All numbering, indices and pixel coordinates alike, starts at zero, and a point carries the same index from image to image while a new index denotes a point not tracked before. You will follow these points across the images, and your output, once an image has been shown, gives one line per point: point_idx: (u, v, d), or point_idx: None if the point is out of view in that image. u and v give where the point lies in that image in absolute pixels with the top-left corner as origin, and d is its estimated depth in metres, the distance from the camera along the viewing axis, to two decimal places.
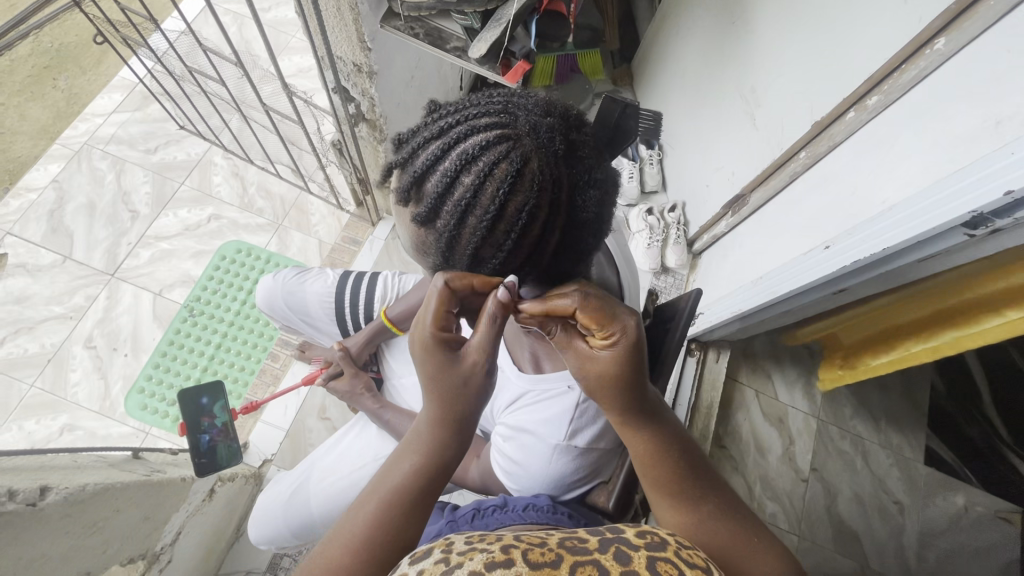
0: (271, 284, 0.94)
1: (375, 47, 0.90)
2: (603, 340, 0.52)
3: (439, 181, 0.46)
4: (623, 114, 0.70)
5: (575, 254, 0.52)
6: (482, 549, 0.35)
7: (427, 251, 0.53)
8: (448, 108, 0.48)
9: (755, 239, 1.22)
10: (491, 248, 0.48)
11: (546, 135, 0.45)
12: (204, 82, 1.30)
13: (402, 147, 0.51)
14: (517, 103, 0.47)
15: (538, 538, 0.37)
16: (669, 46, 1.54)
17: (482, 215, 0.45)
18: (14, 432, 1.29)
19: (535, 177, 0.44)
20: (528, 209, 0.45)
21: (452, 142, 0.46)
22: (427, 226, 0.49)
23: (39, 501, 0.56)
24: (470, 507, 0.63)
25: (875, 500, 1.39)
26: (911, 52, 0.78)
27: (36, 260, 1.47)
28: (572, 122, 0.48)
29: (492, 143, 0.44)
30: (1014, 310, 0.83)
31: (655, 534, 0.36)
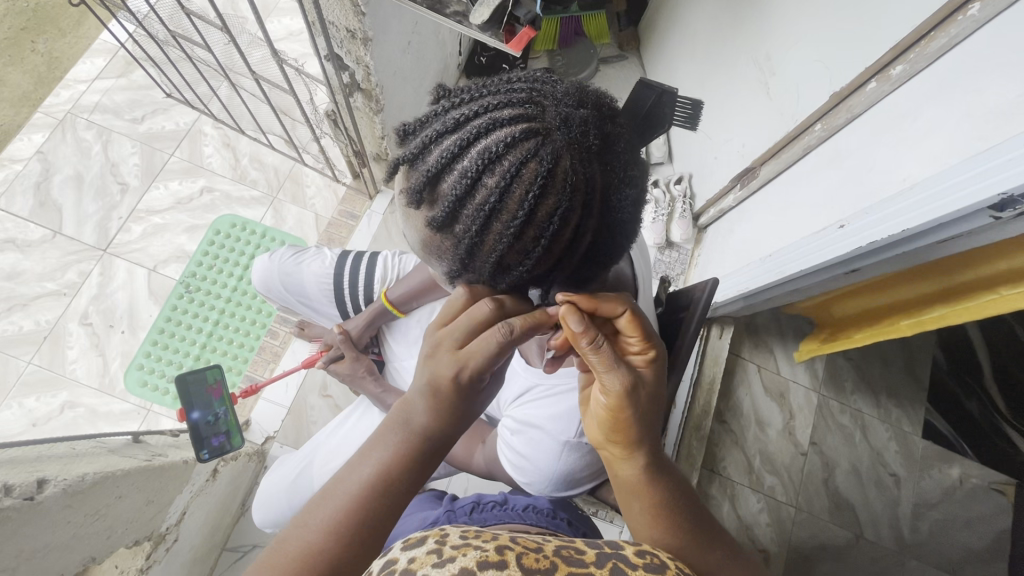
0: (269, 265, 0.91)
1: (369, 11, 0.84)
2: (644, 352, 0.53)
3: (457, 181, 0.41)
4: (658, 102, 0.67)
5: (604, 259, 0.48)
6: (476, 546, 0.34)
7: (441, 258, 0.47)
8: (464, 96, 0.43)
9: (765, 214, 1.18)
10: (516, 257, 0.44)
11: (579, 129, 0.40)
12: (189, 47, 1.24)
13: (408, 140, 0.45)
14: (542, 91, 0.42)
15: (534, 542, 0.36)
16: (678, 8, 1.46)
17: (509, 220, 0.41)
18: (14, 409, 1.29)
19: (568, 178, 0.39)
20: (560, 213, 0.40)
21: (471, 138, 0.41)
22: (443, 231, 0.44)
23: (37, 495, 0.55)
24: (471, 501, 0.65)
25: (872, 473, 1.41)
26: (941, 18, 0.73)
27: (25, 235, 1.43)
28: (606, 111, 0.43)
29: (519, 140, 0.39)
30: (1013, 290, 0.80)
31: (656, 558, 0.36)
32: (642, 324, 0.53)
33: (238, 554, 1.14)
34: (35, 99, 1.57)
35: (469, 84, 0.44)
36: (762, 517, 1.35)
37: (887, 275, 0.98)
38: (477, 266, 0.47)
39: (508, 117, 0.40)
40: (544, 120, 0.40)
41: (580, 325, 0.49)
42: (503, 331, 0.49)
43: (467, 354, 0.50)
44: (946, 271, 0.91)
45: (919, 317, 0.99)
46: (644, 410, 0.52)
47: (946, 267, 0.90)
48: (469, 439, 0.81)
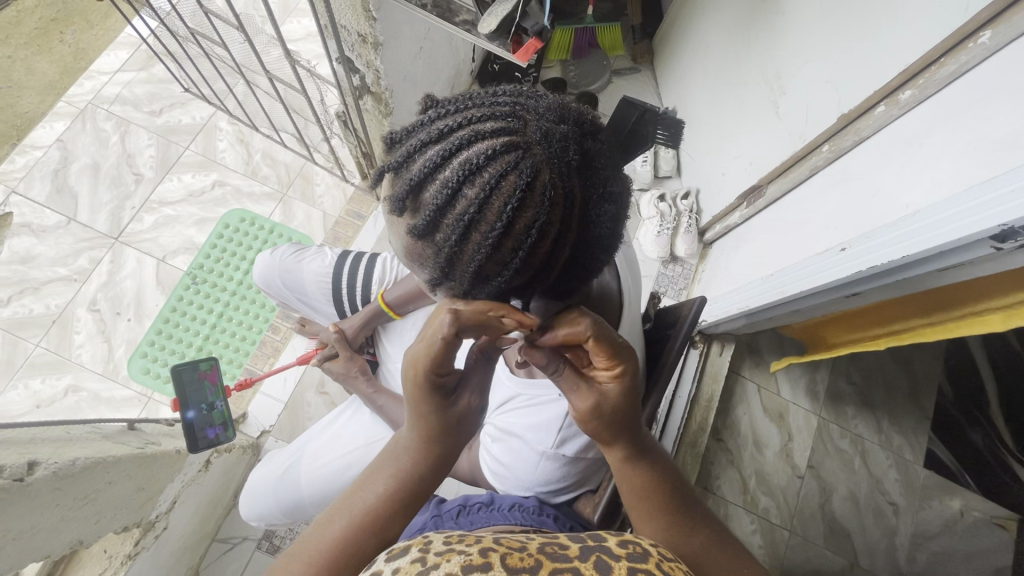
0: (269, 260, 0.92)
1: (380, 17, 0.86)
2: (612, 370, 0.50)
3: (438, 191, 0.42)
4: (641, 119, 0.70)
5: (583, 272, 0.48)
6: (460, 551, 0.34)
7: (422, 267, 0.48)
8: (449, 107, 0.43)
9: (770, 233, 1.18)
10: (494, 268, 0.44)
11: (559, 144, 0.41)
12: (208, 44, 1.27)
13: (395, 148, 0.46)
14: (526, 105, 0.42)
15: (518, 541, 0.36)
16: (692, 22, 1.46)
17: (487, 232, 0.41)
18: (21, 390, 1.32)
19: (546, 193, 0.40)
20: (538, 226, 0.41)
21: (453, 149, 0.41)
22: (423, 240, 0.45)
23: (27, 476, 0.56)
24: (456, 503, 0.63)
25: (870, 500, 1.38)
26: (952, 45, 0.73)
27: (41, 220, 1.46)
28: (587, 127, 0.43)
29: (499, 152, 0.40)
30: (992, 313, 0.82)
31: (637, 546, 0.35)
32: (609, 344, 0.48)
33: (227, 546, 1.16)
34: (60, 88, 1.62)
35: (455, 95, 0.45)
36: (755, 539, 1.33)
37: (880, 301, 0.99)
38: (458, 276, 0.47)
39: (490, 130, 0.41)
40: (525, 133, 0.41)
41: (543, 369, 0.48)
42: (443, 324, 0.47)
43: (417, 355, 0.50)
44: (944, 299, 0.91)
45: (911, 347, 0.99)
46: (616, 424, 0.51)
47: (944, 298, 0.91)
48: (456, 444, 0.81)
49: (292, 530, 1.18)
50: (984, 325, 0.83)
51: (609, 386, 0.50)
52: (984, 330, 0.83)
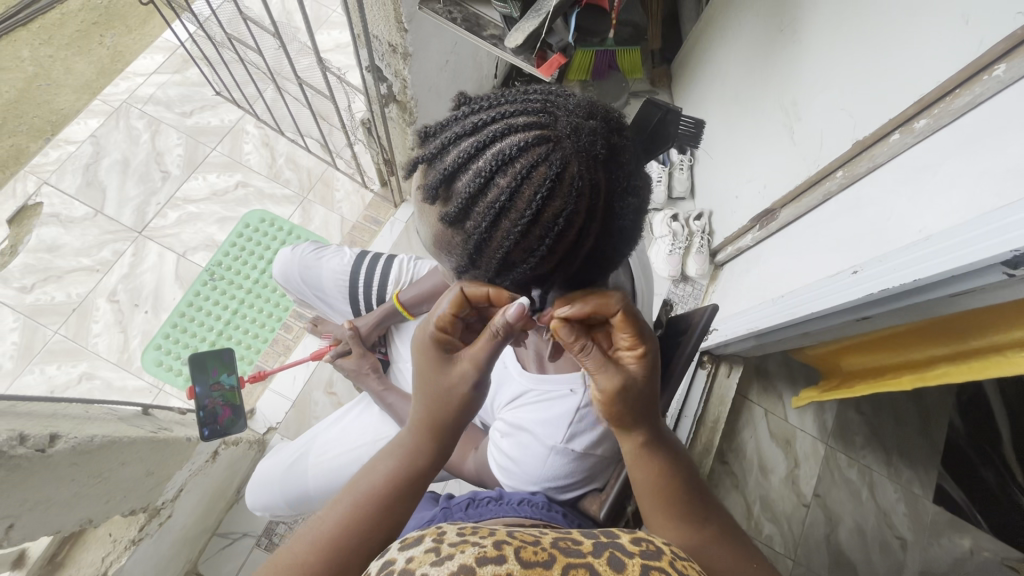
0: (289, 256, 0.94)
1: (411, 29, 0.90)
2: (636, 349, 0.52)
3: (471, 180, 0.44)
4: (663, 120, 0.73)
5: (603, 264, 0.50)
6: (474, 543, 0.35)
7: (451, 255, 0.50)
8: (482, 103, 0.45)
9: (782, 255, 1.18)
10: (521, 254, 0.45)
11: (587, 138, 0.43)
12: (243, 50, 1.33)
13: (428, 141, 0.48)
14: (556, 102, 0.44)
15: (531, 537, 0.37)
16: (711, 48, 1.49)
17: (516, 219, 0.43)
18: (36, 375, 1.34)
19: (575, 183, 0.42)
20: (565, 215, 0.42)
21: (487, 141, 0.43)
22: (454, 227, 0.46)
23: (48, 448, 0.58)
24: (465, 497, 0.64)
25: (877, 533, 1.36)
26: (967, 76, 0.75)
27: (69, 211, 1.51)
28: (613, 124, 0.45)
29: (531, 144, 0.42)
30: (1015, 352, 0.82)
31: (650, 545, 0.36)
32: (633, 322, 0.52)
33: (226, 541, 1.16)
34: (95, 88, 1.76)
35: (488, 93, 0.47)
36: None
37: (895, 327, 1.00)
38: (485, 263, 0.49)
39: (522, 124, 0.43)
40: (556, 128, 0.42)
41: (570, 334, 0.51)
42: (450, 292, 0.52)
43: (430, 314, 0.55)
44: (960, 328, 0.92)
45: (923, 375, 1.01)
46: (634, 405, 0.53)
47: (960, 332, 0.92)
48: (462, 444, 0.82)
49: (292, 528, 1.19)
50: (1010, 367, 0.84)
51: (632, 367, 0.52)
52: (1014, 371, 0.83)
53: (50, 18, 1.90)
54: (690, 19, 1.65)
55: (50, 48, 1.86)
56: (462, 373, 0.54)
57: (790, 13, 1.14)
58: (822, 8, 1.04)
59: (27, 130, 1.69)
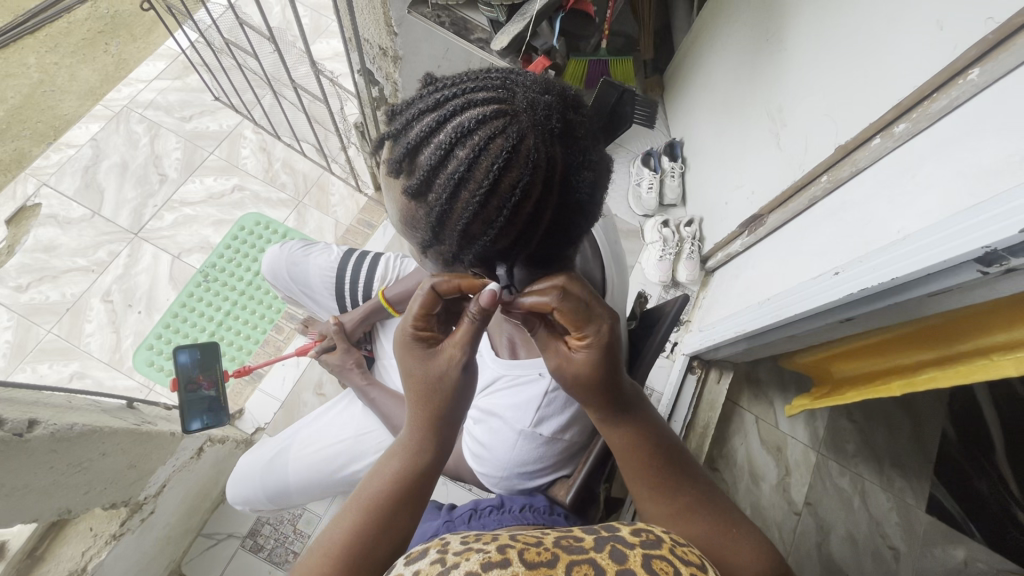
0: (277, 253, 0.95)
1: (401, 32, 0.93)
2: (582, 339, 0.53)
3: (432, 153, 0.45)
4: (619, 99, 0.78)
5: (564, 240, 0.51)
6: (478, 550, 0.34)
7: (413, 230, 0.51)
8: (444, 81, 0.47)
9: (769, 260, 1.19)
10: (480, 227, 0.46)
11: (543, 113, 0.44)
12: (242, 56, 1.37)
13: (394, 119, 0.49)
14: (516, 80, 0.46)
15: (534, 537, 0.36)
16: (701, 58, 1.52)
17: (475, 189, 0.44)
18: (28, 373, 1.35)
19: (530, 156, 0.43)
20: (522, 185, 0.43)
21: (447, 115, 0.45)
22: (417, 200, 0.47)
23: (26, 433, 0.58)
24: (468, 508, 0.63)
25: (869, 543, 1.34)
26: (944, 81, 0.77)
27: (66, 213, 1.53)
28: (571, 102, 0.47)
29: (489, 118, 0.43)
30: (1003, 357, 0.83)
31: (651, 533, 0.35)
32: (575, 309, 0.52)
33: (212, 542, 1.15)
34: (98, 94, 1.80)
35: (452, 73, 0.48)
36: None
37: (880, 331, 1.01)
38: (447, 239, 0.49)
39: (481, 99, 0.44)
40: (513, 103, 0.44)
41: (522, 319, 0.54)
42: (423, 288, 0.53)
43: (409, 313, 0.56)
44: (945, 333, 0.92)
45: (909, 379, 1.02)
46: (586, 387, 0.54)
47: (946, 335, 0.92)
48: None
49: (278, 529, 1.18)
50: (994, 372, 0.84)
51: (577, 354, 0.53)
52: (997, 375, 0.84)
53: (57, 26, 1.94)
54: (682, 29, 1.68)
55: (57, 54, 1.90)
56: (451, 355, 0.55)
57: (776, 22, 1.16)
58: (806, 18, 1.06)
59: (30, 134, 1.73)
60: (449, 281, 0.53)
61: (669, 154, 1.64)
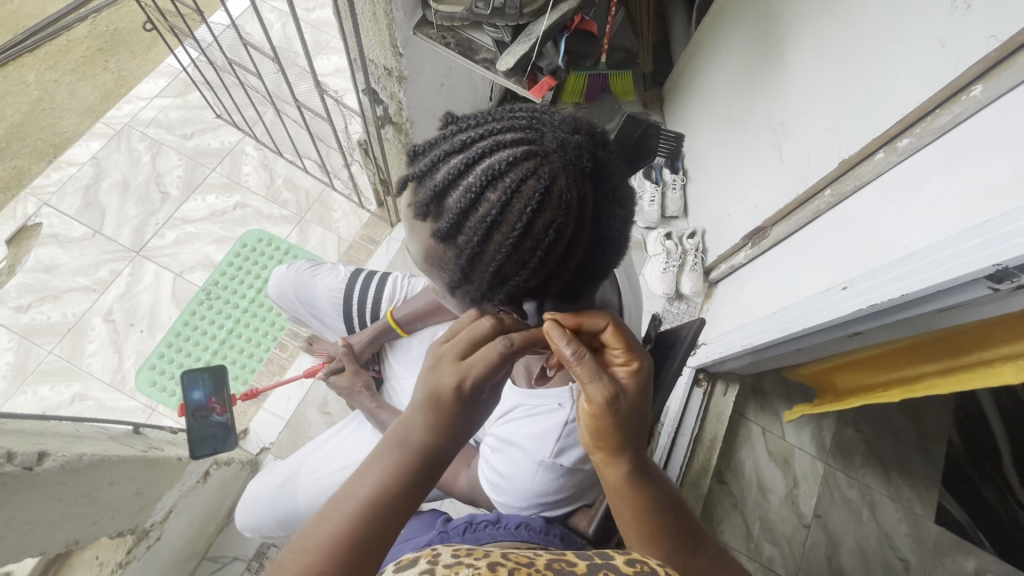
0: (284, 275, 0.95)
1: (406, 53, 0.92)
2: (628, 364, 0.53)
3: (462, 196, 0.45)
4: (644, 134, 0.68)
5: (593, 276, 0.51)
6: (469, 563, 0.35)
7: (440, 271, 0.51)
8: (470, 121, 0.47)
9: (774, 273, 1.19)
10: (513, 268, 0.46)
11: (573, 153, 0.44)
12: (244, 74, 1.38)
13: (417, 159, 0.49)
14: (542, 119, 0.46)
15: (526, 557, 0.38)
16: (701, 71, 1.53)
17: (508, 232, 0.44)
18: (29, 396, 1.34)
19: (563, 196, 0.43)
20: (556, 227, 0.43)
21: (475, 157, 0.44)
22: (446, 242, 0.47)
23: (36, 466, 0.58)
24: (465, 521, 0.64)
25: (879, 555, 1.33)
26: (945, 98, 0.77)
27: (68, 232, 1.53)
28: (598, 138, 0.47)
29: (520, 160, 0.43)
30: (1004, 364, 0.83)
31: (647, 564, 0.36)
32: (626, 335, 0.54)
33: (217, 565, 1.14)
34: (98, 112, 1.80)
35: (475, 112, 0.48)
36: None
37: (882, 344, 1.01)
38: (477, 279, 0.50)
39: (510, 140, 0.44)
40: (543, 143, 0.44)
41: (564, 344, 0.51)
42: (502, 343, 0.51)
43: (470, 364, 0.51)
44: (948, 345, 0.92)
45: (908, 386, 1.02)
46: (627, 419, 0.52)
47: (951, 348, 0.92)
48: (456, 462, 0.81)
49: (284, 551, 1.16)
50: (998, 379, 0.84)
51: (625, 379, 0.53)
52: (999, 383, 0.84)
53: (56, 44, 1.94)
54: (680, 43, 1.70)
55: (57, 72, 1.90)
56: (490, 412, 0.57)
57: (776, 37, 1.17)
58: (806, 34, 1.08)
59: (30, 152, 1.72)
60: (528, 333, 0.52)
61: (670, 166, 1.65)
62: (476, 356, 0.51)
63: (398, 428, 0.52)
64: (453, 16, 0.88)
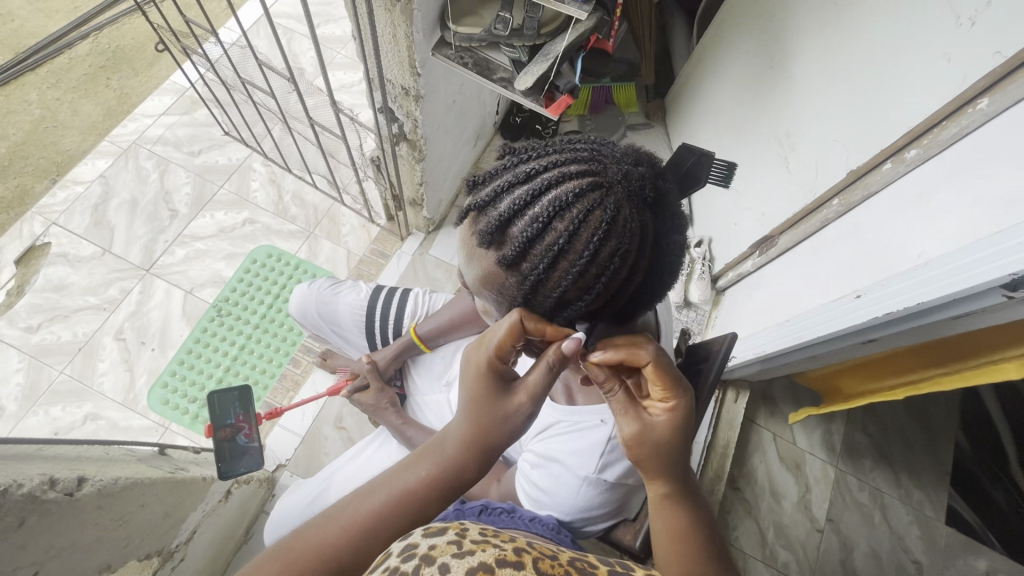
0: (306, 292, 0.96)
1: (424, 73, 0.94)
2: (666, 401, 0.54)
3: (529, 226, 0.48)
4: (697, 162, 0.65)
5: (647, 298, 0.54)
6: (492, 544, 0.37)
7: (500, 295, 0.54)
8: (533, 154, 0.50)
9: (783, 280, 1.21)
10: (577, 292, 0.50)
11: (636, 183, 0.47)
12: (253, 91, 1.39)
13: (478, 190, 0.53)
14: (603, 151, 0.49)
15: (536, 546, 0.41)
16: (704, 83, 1.55)
17: (574, 259, 0.47)
18: (40, 417, 1.33)
19: (627, 226, 0.46)
20: (621, 254, 0.47)
21: (541, 188, 0.48)
22: (510, 269, 0.51)
23: (76, 492, 0.58)
24: (478, 503, 0.65)
25: (892, 558, 1.34)
26: (952, 110, 0.79)
27: (76, 251, 1.52)
28: (656, 169, 0.50)
29: (586, 191, 0.46)
30: (1008, 361, 0.85)
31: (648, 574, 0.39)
32: (667, 373, 0.54)
33: None
34: (102, 129, 1.81)
35: (536, 143, 0.52)
36: None
37: (891, 351, 1.03)
38: (537, 302, 0.53)
39: (575, 172, 0.47)
40: (607, 174, 0.47)
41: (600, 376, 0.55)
42: (511, 318, 0.52)
43: (489, 336, 0.55)
44: (956, 349, 0.94)
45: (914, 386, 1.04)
46: (661, 454, 0.53)
47: (957, 352, 0.94)
48: (486, 476, 0.82)
49: None
50: (1000, 375, 0.86)
51: (660, 417, 0.54)
52: (1001, 379, 0.86)
53: (59, 63, 1.95)
54: (682, 56, 1.74)
55: (60, 91, 1.90)
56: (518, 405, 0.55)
57: (780, 51, 1.20)
58: (810, 48, 1.10)
59: (33, 170, 1.72)
60: (538, 323, 0.52)
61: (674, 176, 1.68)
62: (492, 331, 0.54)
63: (439, 434, 0.57)
64: (471, 37, 0.91)
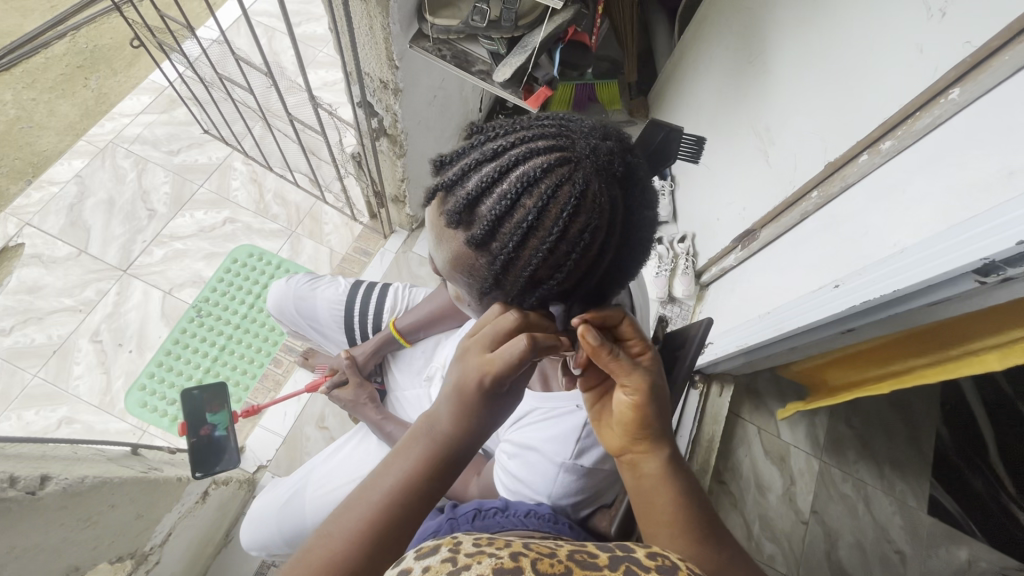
0: (283, 287, 0.94)
1: (402, 65, 0.93)
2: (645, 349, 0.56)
3: (498, 203, 0.48)
4: (667, 138, 0.64)
5: (621, 276, 0.54)
6: (491, 553, 0.31)
7: (470, 277, 0.53)
8: (501, 131, 0.50)
9: (764, 273, 1.22)
10: (549, 270, 0.49)
11: (604, 158, 0.47)
12: (232, 87, 1.37)
13: (445, 169, 0.52)
14: (571, 127, 0.49)
15: (546, 547, 0.34)
16: (685, 79, 1.57)
17: (544, 236, 0.47)
18: (12, 421, 1.30)
19: (596, 201, 0.46)
20: (590, 229, 0.47)
21: (509, 165, 0.48)
22: (480, 249, 0.50)
23: (38, 490, 0.56)
24: (471, 507, 0.63)
25: (876, 548, 1.35)
26: (926, 100, 0.80)
27: (51, 251, 1.49)
28: (625, 145, 0.50)
29: (554, 166, 0.46)
30: (989, 352, 0.86)
31: (668, 559, 0.33)
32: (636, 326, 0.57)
33: None
34: (79, 129, 1.78)
35: (502, 122, 0.51)
36: None
37: (870, 341, 1.04)
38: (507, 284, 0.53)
39: (543, 147, 0.47)
40: (574, 149, 0.47)
41: (597, 339, 0.51)
42: (522, 342, 0.50)
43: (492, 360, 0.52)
44: (935, 337, 0.95)
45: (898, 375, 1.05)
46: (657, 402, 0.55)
47: (935, 340, 0.95)
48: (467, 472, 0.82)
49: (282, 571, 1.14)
50: (982, 367, 0.87)
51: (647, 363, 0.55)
52: (982, 370, 0.88)
53: (34, 62, 1.91)
54: (664, 54, 1.75)
55: (36, 90, 1.87)
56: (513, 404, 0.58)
57: (758, 46, 1.21)
58: (787, 42, 1.12)
59: (7, 171, 1.69)
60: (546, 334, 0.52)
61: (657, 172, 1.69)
62: (498, 352, 0.52)
63: (424, 420, 0.56)
64: (449, 29, 0.91)
